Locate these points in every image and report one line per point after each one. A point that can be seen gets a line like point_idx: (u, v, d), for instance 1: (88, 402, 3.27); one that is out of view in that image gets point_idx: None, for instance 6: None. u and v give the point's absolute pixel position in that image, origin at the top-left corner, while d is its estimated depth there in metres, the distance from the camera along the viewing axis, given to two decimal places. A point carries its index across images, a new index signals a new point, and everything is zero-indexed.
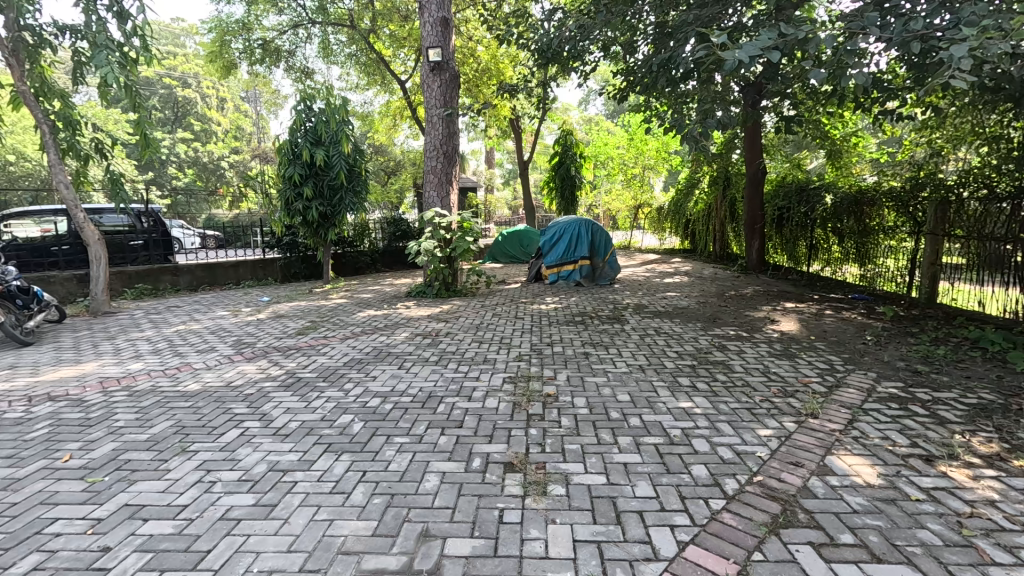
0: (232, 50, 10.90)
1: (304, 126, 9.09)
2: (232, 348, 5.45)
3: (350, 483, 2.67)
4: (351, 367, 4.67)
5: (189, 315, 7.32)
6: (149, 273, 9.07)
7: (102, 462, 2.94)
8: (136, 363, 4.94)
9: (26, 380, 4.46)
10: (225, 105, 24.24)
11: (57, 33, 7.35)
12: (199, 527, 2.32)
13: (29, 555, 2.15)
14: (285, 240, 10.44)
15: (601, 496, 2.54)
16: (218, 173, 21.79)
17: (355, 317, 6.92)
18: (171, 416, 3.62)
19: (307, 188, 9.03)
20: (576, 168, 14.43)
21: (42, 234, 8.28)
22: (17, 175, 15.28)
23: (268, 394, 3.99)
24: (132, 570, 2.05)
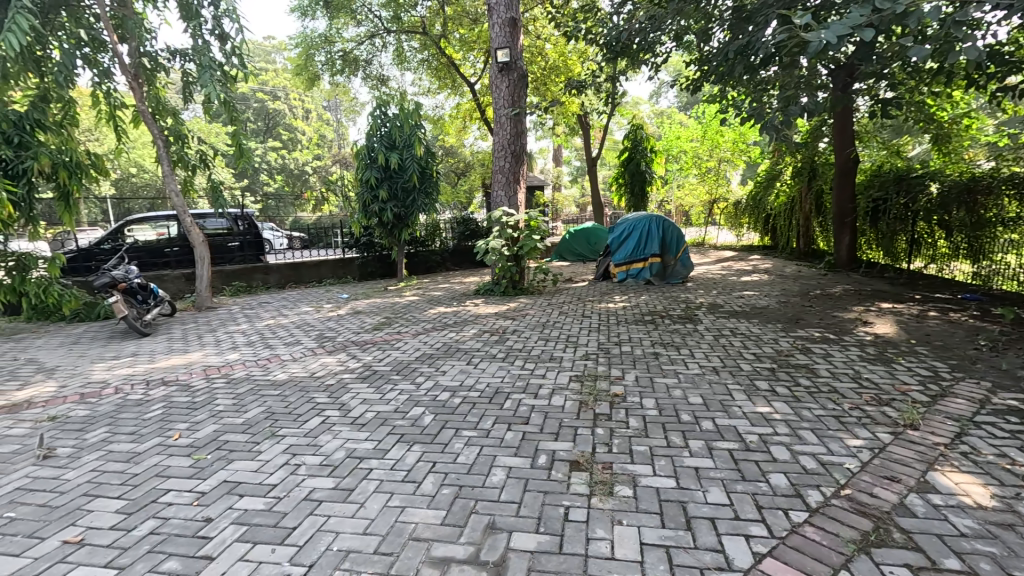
0: (316, 63, 11.66)
1: (379, 131, 9.52)
2: (315, 342, 5.84)
3: (420, 473, 2.78)
4: (422, 362, 4.85)
5: (278, 311, 7.92)
6: (243, 272, 9.92)
7: (205, 441, 3.27)
8: (233, 353, 5.43)
9: (145, 366, 5.04)
10: (310, 115, 25.98)
11: (170, 57, 8.26)
12: (286, 506, 2.51)
13: (147, 520, 2.43)
14: (362, 240, 11.01)
15: (670, 499, 2.47)
16: (303, 178, 23.43)
17: (427, 314, 7.16)
18: (262, 402, 3.94)
19: (382, 190, 9.46)
20: (646, 163, 14.01)
21: (157, 237, 9.29)
22: (138, 185, 17.32)
23: (347, 386, 4.25)
24: (229, 540, 2.26)
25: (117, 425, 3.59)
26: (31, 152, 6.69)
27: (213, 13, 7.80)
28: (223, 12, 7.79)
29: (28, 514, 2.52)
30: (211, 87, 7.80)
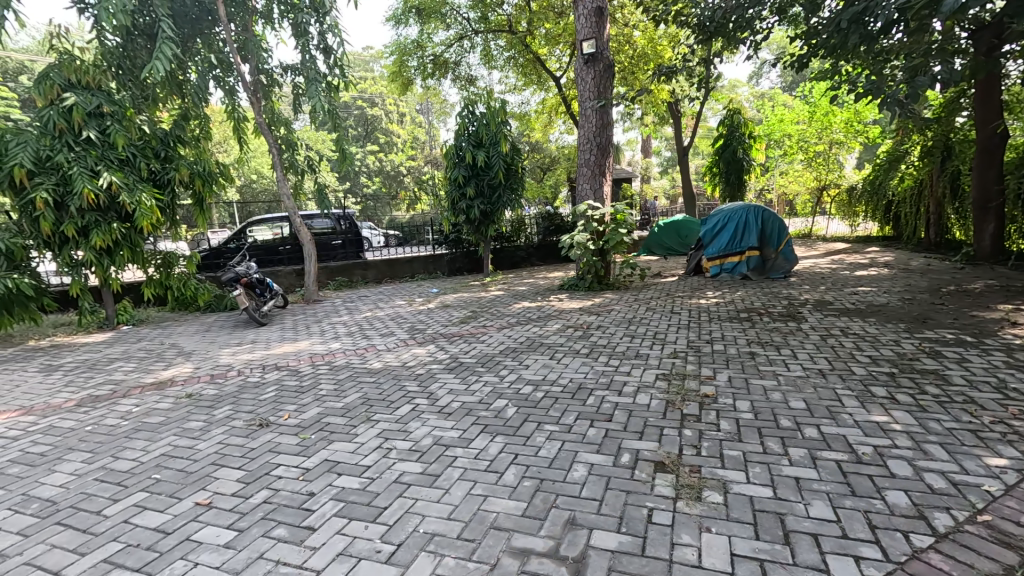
0: (409, 68, 12.23)
1: (467, 130, 9.78)
2: (407, 333, 6.16)
3: (502, 464, 2.83)
4: (506, 355, 4.93)
5: (374, 304, 8.46)
6: (345, 268, 10.73)
7: (311, 422, 3.59)
8: (335, 343, 5.90)
9: (262, 352, 5.64)
10: (404, 119, 27.37)
11: (283, 73, 9.12)
12: (378, 486, 2.68)
13: (261, 490, 2.72)
14: (451, 237, 11.44)
15: (765, 510, 2.29)
16: (398, 179, 24.80)
17: (511, 308, 7.27)
18: (359, 389, 4.23)
19: (470, 188, 9.74)
20: (743, 150, 13.07)
21: (273, 237, 10.29)
22: (259, 190, 19.41)
23: (436, 376, 4.44)
24: (329, 514, 2.46)
25: (238, 404, 4.05)
26: (174, 164, 7.69)
27: (318, 29, 8.47)
28: (327, 28, 8.43)
29: (170, 477, 2.93)
30: (316, 98, 8.53)
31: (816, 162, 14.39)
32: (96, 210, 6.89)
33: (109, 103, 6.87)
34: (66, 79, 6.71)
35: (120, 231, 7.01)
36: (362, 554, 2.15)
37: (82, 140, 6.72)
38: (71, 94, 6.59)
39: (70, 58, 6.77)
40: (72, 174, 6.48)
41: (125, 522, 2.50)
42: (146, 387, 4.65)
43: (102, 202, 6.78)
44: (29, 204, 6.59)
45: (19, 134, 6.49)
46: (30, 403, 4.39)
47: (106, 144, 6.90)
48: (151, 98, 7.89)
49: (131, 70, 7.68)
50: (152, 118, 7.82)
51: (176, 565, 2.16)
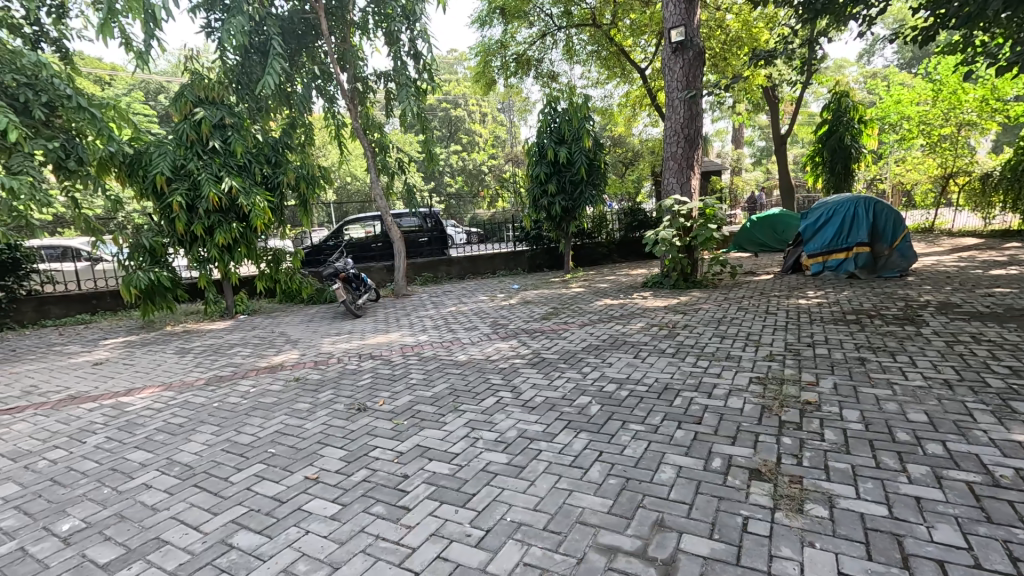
0: (493, 68, 12.45)
1: (549, 127, 9.81)
2: (490, 328, 6.32)
3: (587, 460, 2.83)
4: (588, 353, 4.90)
5: (458, 299, 8.75)
6: (431, 264, 11.20)
7: (403, 409, 3.81)
8: (422, 335, 6.19)
9: (358, 343, 6.05)
10: (486, 119, 27.97)
11: (376, 79, 9.66)
12: (467, 473, 2.79)
13: (361, 469, 2.94)
14: (532, 234, 11.55)
15: (879, 529, 2.10)
16: (480, 177, 25.41)
17: (593, 306, 7.19)
18: (447, 379, 4.42)
19: (551, 185, 9.73)
20: (852, 136, 11.87)
21: (366, 235, 11.01)
22: (353, 191, 20.82)
23: (519, 370, 4.52)
24: (422, 496, 2.60)
25: (339, 389, 4.39)
26: (282, 168, 8.47)
27: (409, 36, 8.88)
28: (417, 34, 8.81)
29: (283, 452, 3.25)
30: (406, 102, 8.95)
31: (941, 146, 12.79)
32: (219, 211, 7.74)
33: (229, 115, 7.70)
34: (197, 95, 7.59)
35: (238, 230, 7.83)
36: (453, 536, 2.26)
37: (208, 149, 7.59)
38: (200, 108, 7.44)
39: (200, 76, 7.64)
40: (201, 180, 7.33)
41: (248, 489, 2.82)
42: (261, 370, 5.17)
43: (224, 204, 7.63)
44: (167, 206, 7.54)
45: (160, 146, 7.44)
46: (170, 380, 5.06)
47: (228, 152, 7.72)
48: (264, 109, 8.71)
49: (248, 84, 8.50)
50: (264, 127, 8.62)
51: (290, 531, 2.39)
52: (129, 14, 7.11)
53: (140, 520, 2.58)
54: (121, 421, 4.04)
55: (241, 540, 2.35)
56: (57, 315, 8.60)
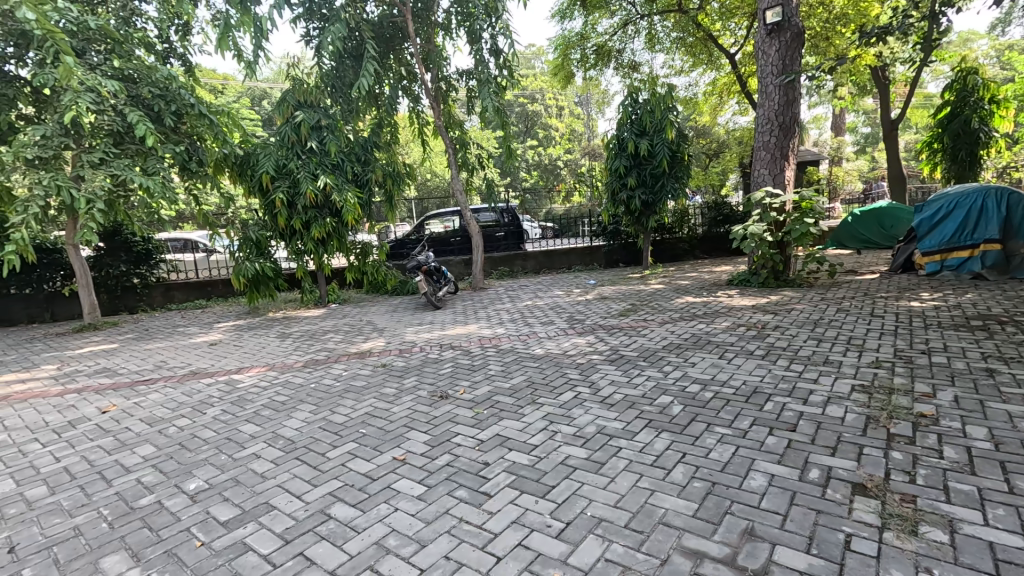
0: (572, 62, 12.31)
1: (630, 119, 9.56)
2: (567, 323, 6.30)
3: (669, 461, 2.76)
4: (669, 351, 4.75)
5: (534, 293, 8.81)
6: (507, 258, 11.34)
7: (482, 399, 3.92)
8: (499, 328, 6.30)
9: (439, 333, 6.29)
10: (563, 113, 27.80)
11: (459, 78, 9.90)
12: (546, 465, 2.82)
13: (444, 454, 3.06)
14: (610, 228, 11.34)
15: (1012, 562, 1.87)
16: (556, 172, 25.42)
17: (674, 303, 6.96)
18: (525, 372, 4.48)
19: (631, 178, 9.49)
20: (980, 118, 10.45)
21: (445, 229, 11.39)
22: (432, 187, 21.61)
23: (597, 366, 4.48)
24: (502, 484, 2.67)
25: (421, 377, 4.59)
26: (371, 166, 8.97)
27: (491, 34, 9.03)
28: (499, 31, 8.92)
29: (372, 433, 3.47)
30: (488, 99, 9.11)
31: None
32: (315, 207, 8.35)
33: (325, 117, 8.28)
34: (297, 99, 8.25)
35: (331, 224, 8.40)
36: (534, 526, 2.29)
37: (307, 149, 8.20)
38: (300, 112, 8.08)
39: (300, 82, 8.26)
40: (300, 178, 7.93)
41: (342, 465, 3.04)
42: (351, 355, 5.53)
43: (319, 200, 8.20)
44: (270, 203, 8.23)
45: (266, 148, 8.14)
46: (273, 361, 5.54)
47: (323, 152, 8.31)
48: (356, 111, 9.15)
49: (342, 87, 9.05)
50: (356, 128, 9.15)
51: (381, 507, 2.55)
52: (241, 27, 7.81)
53: (252, 486, 2.87)
54: (234, 396, 4.50)
55: (338, 511, 2.54)
56: (180, 300, 9.70)
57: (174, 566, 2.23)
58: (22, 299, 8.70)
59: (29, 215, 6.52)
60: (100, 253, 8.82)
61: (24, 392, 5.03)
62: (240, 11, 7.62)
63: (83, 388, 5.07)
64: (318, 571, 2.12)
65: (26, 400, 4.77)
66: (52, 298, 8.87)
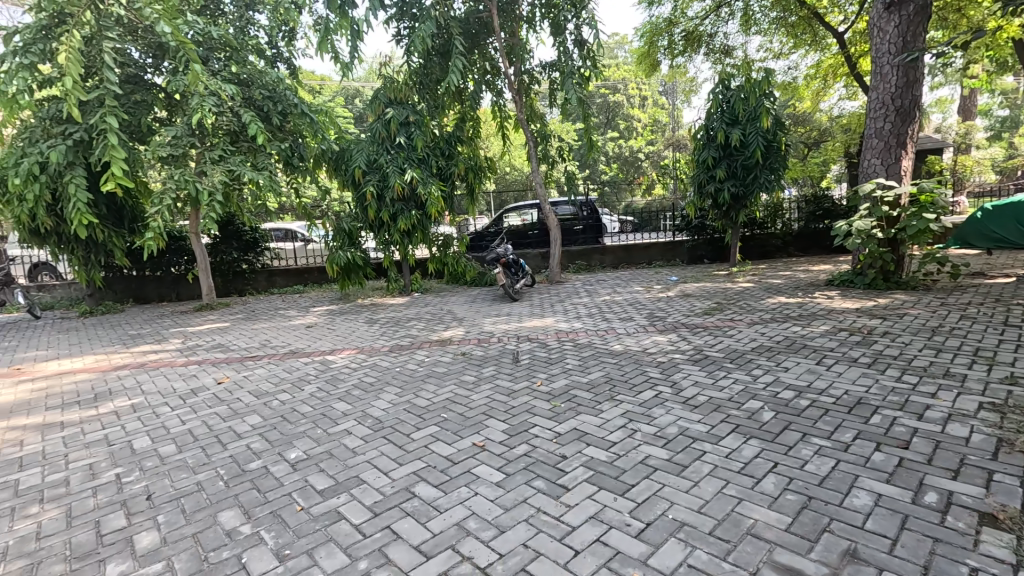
0: (659, 49, 11.84)
1: (720, 107, 9.03)
2: (647, 320, 6.13)
3: (759, 469, 2.60)
4: (759, 354, 4.46)
5: (612, 288, 8.64)
6: (585, 252, 11.19)
7: (560, 392, 3.92)
8: (577, 322, 6.25)
9: (516, 325, 6.37)
10: (646, 103, 26.88)
11: (542, 70, 9.87)
12: (625, 463, 2.77)
13: (522, 444, 3.10)
14: (695, 223, 10.88)
15: None
16: (636, 164, 24.84)
17: (764, 303, 6.53)
18: (603, 368, 4.42)
19: (720, 170, 8.98)
20: None
21: (522, 223, 11.46)
22: (511, 180, 21.86)
23: (679, 365, 4.32)
24: (580, 479, 2.66)
25: (499, 367, 4.68)
26: (454, 160, 9.23)
27: (575, 24, 8.90)
28: (584, 21, 8.78)
29: (453, 419, 3.59)
30: (571, 91, 9.01)
31: None
32: (402, 200, 8.73)
33: (413, 113, 8.62)
34: (388, 97, 8.68)
35: (416, 216, 8.74)
36: (613, 523, 2.26)
37: (396, 144, 8.59)
38: (390, 109, 8.49)
39: (391, 81, 8.71)
40: (388, 171, 8.33)
41: (425, 446, 3.17)
42: (433, 343, 5.75)
43: (406, 193, 8.56)
44: (361, 196, 8.72)
45: (359, 144, 8.66)
46: (361, 345, 5.90)
47: (410, 147, 8.66)
48: (441, 106, 9.39)
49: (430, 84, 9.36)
50: (441, 123, 9.44)
51: (462, 490, 2.64)
52: (339, 30, 8.30)
53: (344, 460, 3.08)
54: (328, 375, 4.85)
55: (421, 490, 2.66)
56: (281, 285, 10.57)
57: (278, 525, 2.46)
58: (154, 280, 9.93)
59: (161, 206, 7.41)
60: (216, 241, 9.83)
61: (156, 361, 5.76)
62: (339, 15, 8.09)
63: (202, 360, 5.71)
64: (403, 544, 2.24)
65: (158, 368, 5.46)
66: (177, 280, 10.03)
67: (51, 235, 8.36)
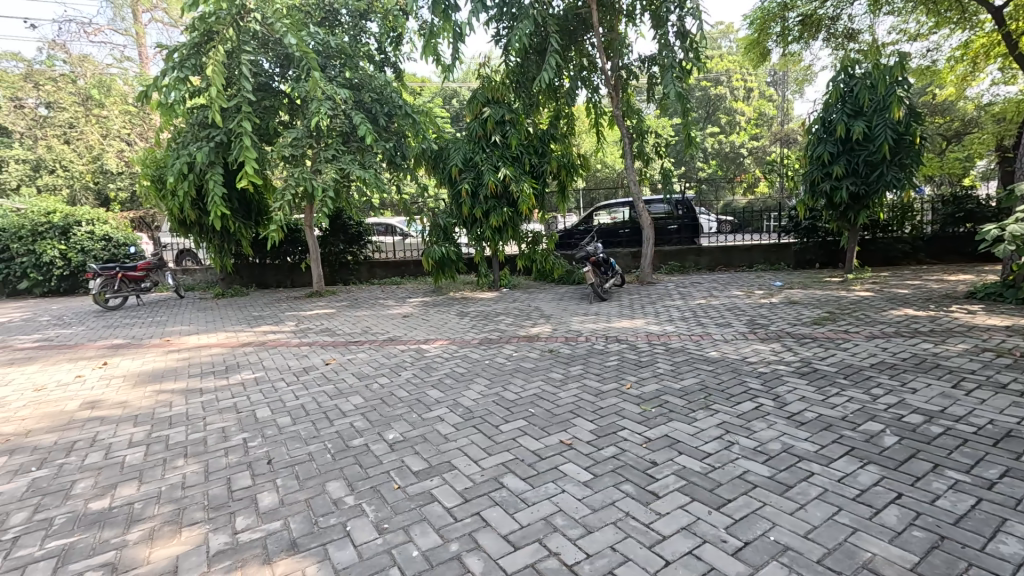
0: (770, 36, 10.99)
1: (842, 97, 8.17)
2: (747, 326, 5.75)
3: (879, 499, 2.35)
4: (879, 371, 4.01)
5: (709, 291, 8.21)
6: (679, 253, 10.71)
7: (650, 396, 3.81)
8: (669, 325, 6.03)
9: (605, 325, 6.26)
10: (752, 95, 25.11)
11: (640, 64, 9.56)
12: (721, 477, 2.63)
13: (610, 446, 3.06)
14: (804, 224, 10.04)
15: None
16: (737, 161, 23.51)
17: (886, 314, 5.85)
18: (697, 374, 4.22)
19: (838, 166, 8.16)
20: None
21: (613, 221, 11.27)
22: (602, 177, 21.56)
23: (783, 377, 4.01)
24: (671, 487, 2.56)
25: (587, 366, 4.63)
26: (547, 158, 9.26)
27: (678, 15, 8.54)
28: (687, 12, 8.39)
29: (540, 414, 3.62)
30: (670, 86, 8.66)
31: None
32: (495, 198, 8.91)
33: (509, 112, 8.77)
34: (486, 97, 8.92)
35: (508, 214, 8.88)
36: (707, 537, 2.16)
37: (491, 143, 8.80)
38: (488, 108, 8.72)
39: (489, 81, 8.94)
40: (483, 169, 8.56)
41: (512, 439, 3.24)
42: (521, 338, 5.83)
43: (499, 190, 8.72)
44: (457, 193, 9.05)
45: (457, 143, 8.99)
46: (453, 337, 6.14)
47: (505, 145, 8.83)
48: (535, 105, 9.46)
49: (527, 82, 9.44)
50: (536, 120, 9.50)
51: (549, 486, 2.66)
52: (443, 34, 8.65)
53: (437, 445, 3.23)
54: (422, 363, 5.10)
55: (509, 482, 2.72)
56: (380, 276, 11.26)
57: (378, 500, 2.64)
58: (274, 268, 11.06)
59: (283, 201, 8.20)
60: (326, 233, 10.72)
61: (275, 341, 6.41)
62: (443, 18, 8.42)
63: (313, 342, 6.27)
64: (492, 532, 2.31)
65: (277, 347, 6.08)
66: (292, 268, 11.07)
67: (194, 226, 9.60)
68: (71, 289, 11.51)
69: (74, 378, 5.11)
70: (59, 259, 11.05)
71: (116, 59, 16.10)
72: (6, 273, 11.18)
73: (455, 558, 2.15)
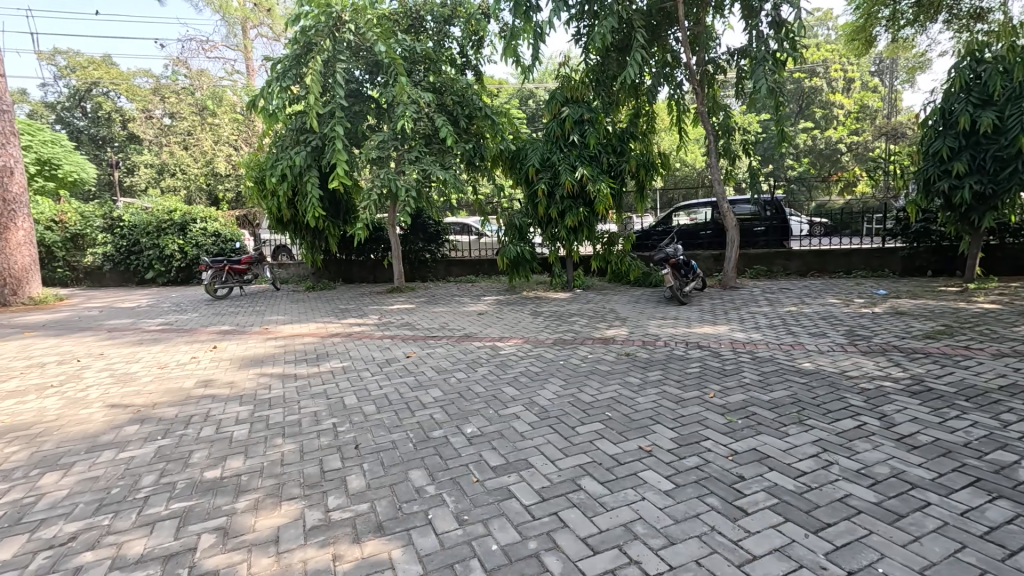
0: (877, 23, 10.05)
1: (967, 84, 7.25)
2: (845, 337, 5.29)
3: (1013, 539, 2.07)
4: (1010, 395, 3.52)
5: (800, 298, 7.66)
6: (766, 256, 10.08)
7: (736, 407, 3.61)
8: (756, 333, 5.68)
9: (685, 330, 6.02)
10: (852, 86, 23.01)
11: (729, 58, 9.09)
12: (819, 498, 2.43)
13: (693, 455, 2.93)
14: (914, 228, 9.04)
15: None
16: (833, 157, 21.62)
17: (1019, 331, 5.13)
18: (789, 386, 3.94)
19: (959, 163, 7.23)
20: None
21: (693, 222, 10.84)
22: (681, 177, 20.76)
23: (889, 395, 3.64)
24: (762, 505, 2.41)
25: (666, 372, 4.47)
26: (626, 156, 9.04)
27: (772, 4, 8.03)
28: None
29: (616, 418, 3.55)
30: (761, 80, 8.11)
31: None
32: (572, 198, 8.82)
33: (588, 111, 8.67)
34: (565, 96, 8.89)
35: (584, 214, 8.76)
36: (805, 562, 2.01)
37: (568, 143, 8.74)
38: (566, 107, 8.68)
39: (568, 80, 8.90)
40: (561, 169, 8.52)
41: (589, 442, 3.20)
42: (596, 340, 5.74)
43: (575, 189, 8.63)
44: (533, 193, 9.10)
45: (535, 143, 9.03)
46: (527, 335, 6.19)
47: (583, 145, 8.73)
48: (615, 103, 9.25)
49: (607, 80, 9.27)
50: (615, 118, 9.30)
51: (629, 492, 2.59)
52: (523, 35, 8.72)
53: (514, 442, 3.26)
54: (498, 360, 5.18)
55: (587, 484, 2.69)
56: (456, 274, 11.57)
57: (458, 492, 2.71)
58: (359, 264, 11.72)
59: (369, 201, 8.63)
60: (407, 232, 11.20)
61: (360, 333, 6.78)
62: (524, 20, 8.48)
63: (395, 335, 6.56)
64: (570, 534, 2.29)
65: (361, 339, 6.44)
66: (376, 265, 11.67)
67: (290, 224, 10.40)
68: (187, 279, 12.82)
69: (190, 359, 5.71)
70: (178, 252, 12.37)
71: (228, 72, 17.82)
72: (136, 265, 12.64)
73: (534, 556, 2.16)
